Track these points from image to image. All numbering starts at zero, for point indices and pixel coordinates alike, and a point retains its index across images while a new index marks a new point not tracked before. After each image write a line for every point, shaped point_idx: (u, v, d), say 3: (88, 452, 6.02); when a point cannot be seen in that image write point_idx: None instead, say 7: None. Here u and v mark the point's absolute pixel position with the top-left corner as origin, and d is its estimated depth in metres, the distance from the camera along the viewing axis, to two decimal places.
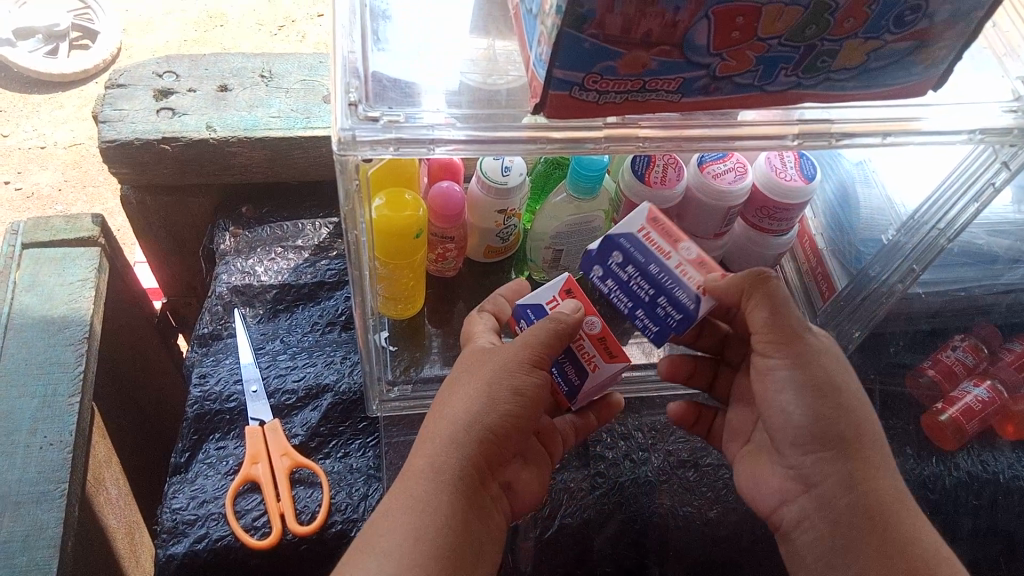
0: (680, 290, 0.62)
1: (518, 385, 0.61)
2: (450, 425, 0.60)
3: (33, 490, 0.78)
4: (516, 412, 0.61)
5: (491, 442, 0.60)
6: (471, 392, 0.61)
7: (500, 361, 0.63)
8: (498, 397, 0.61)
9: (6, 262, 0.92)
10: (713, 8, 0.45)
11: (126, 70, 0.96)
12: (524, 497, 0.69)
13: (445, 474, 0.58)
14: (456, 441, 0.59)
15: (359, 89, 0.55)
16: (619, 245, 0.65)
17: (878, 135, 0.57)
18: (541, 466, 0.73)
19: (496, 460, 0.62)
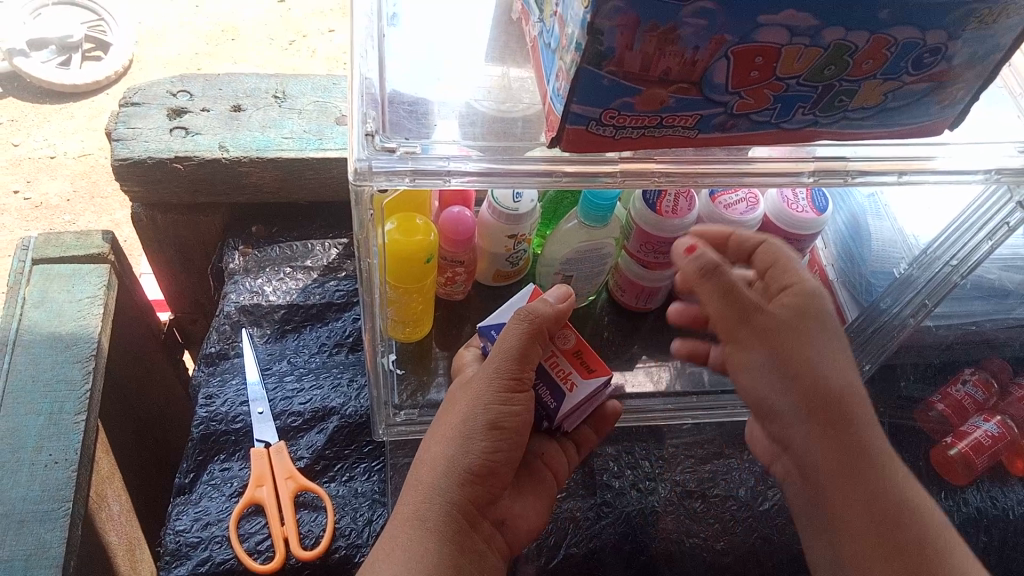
0: (549, 387, 0.68)
1: (493, 421, 0.64)
2: (433, 468, 0.63)
3: (38, 508, 0.77)
4: (492, 450, 0.64)
5: (474, 484, 0.64)
6: (452, 430, 0.64)
7: (476, 394, 0.65)
8: (475, 436, 0.64)
9: (16, 278, 0.92)
10: (732, 48, 0.45)
11: (140, 88, 0.96)
12: (520, 528, 0.72)
13: (431, 520, 0.61)
14: (438, 484, 0.62)
15: (376, 119, 0.55)
16: (492, 336, 0.70)
17: (893, 174, 0.57)
18: (539, 496, 0.75)
19: (483, 499, 0.65)
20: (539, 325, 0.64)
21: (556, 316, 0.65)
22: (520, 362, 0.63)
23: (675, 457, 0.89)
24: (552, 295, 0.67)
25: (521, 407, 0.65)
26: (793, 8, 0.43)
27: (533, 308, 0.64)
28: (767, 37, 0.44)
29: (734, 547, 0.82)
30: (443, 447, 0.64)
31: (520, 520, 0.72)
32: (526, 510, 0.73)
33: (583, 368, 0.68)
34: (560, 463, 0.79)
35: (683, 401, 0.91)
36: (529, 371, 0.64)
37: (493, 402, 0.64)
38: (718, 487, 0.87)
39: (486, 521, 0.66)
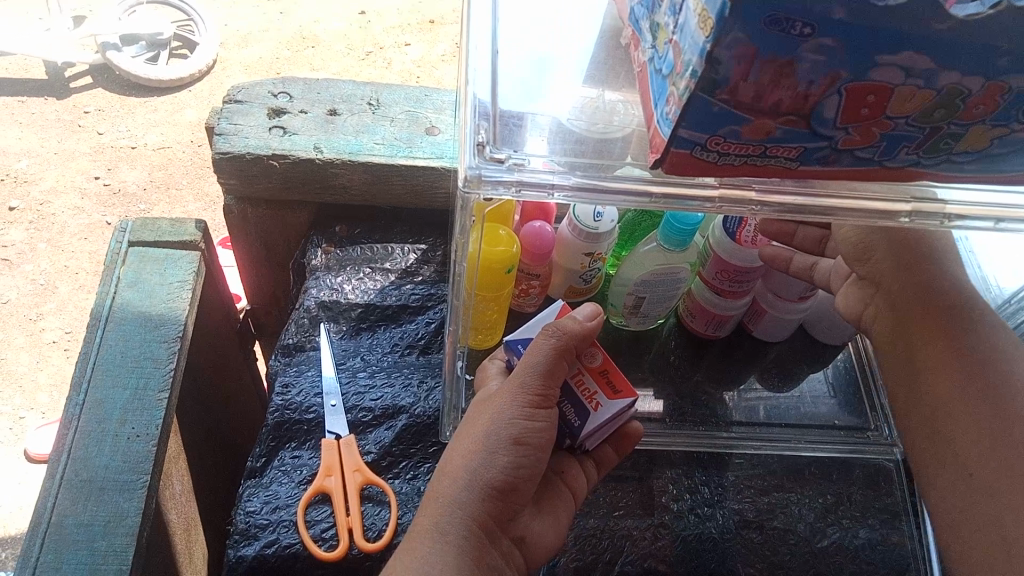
0: (575, 406, 0.71)
1: (516, 436, 0.65)
2: (453, 480, 0.64)
3: (118, 478, 0.81)
4: (515, 463, 0.64)
5: (497, 499, 0.64)
6: (475, 443, 0.65)
7: (501, 409, 0.66)
8: (498, 449, 0.64)
9: (112, 258, 0.97)
10: (847, 85, 0.46)
11: (244, 87, 1.01)
12: (542, 547, 0.70)
13: (452, 533, 0.62)
14: (466, 494, 0.63)
15: (488, 131, 0.58)
16: (518, 350, 0.73)
17: (991, 219, 0.57)
18: (559, 515, 0.73)
19: (503, 516, 0.65)
20: (566, 340, 0.67)
21: (584, 333, 0.68)
22: (547, 378, 0.66)
23: (735, 486, 0.88)
24: (580, 313, 0.70)
25: (545, 423, 0.66)
26: (912, 50, 0.44)
27: (561, 325, 0.68)
28: (882, 77, 0.45)
29: None
30: (466, 461, 0.65)
31: (540, 538, 0.70)
32: (545, 528, 0.71)
33: (608, 384, 0.71)
34: (583, 485, 0.76)
35: (743, 431, 0.91)
36: (553, 388, 0.67)
37: (516, 418, 0.65)
38: (777, 519, 0.86)
39: (506, 538, 0.66)
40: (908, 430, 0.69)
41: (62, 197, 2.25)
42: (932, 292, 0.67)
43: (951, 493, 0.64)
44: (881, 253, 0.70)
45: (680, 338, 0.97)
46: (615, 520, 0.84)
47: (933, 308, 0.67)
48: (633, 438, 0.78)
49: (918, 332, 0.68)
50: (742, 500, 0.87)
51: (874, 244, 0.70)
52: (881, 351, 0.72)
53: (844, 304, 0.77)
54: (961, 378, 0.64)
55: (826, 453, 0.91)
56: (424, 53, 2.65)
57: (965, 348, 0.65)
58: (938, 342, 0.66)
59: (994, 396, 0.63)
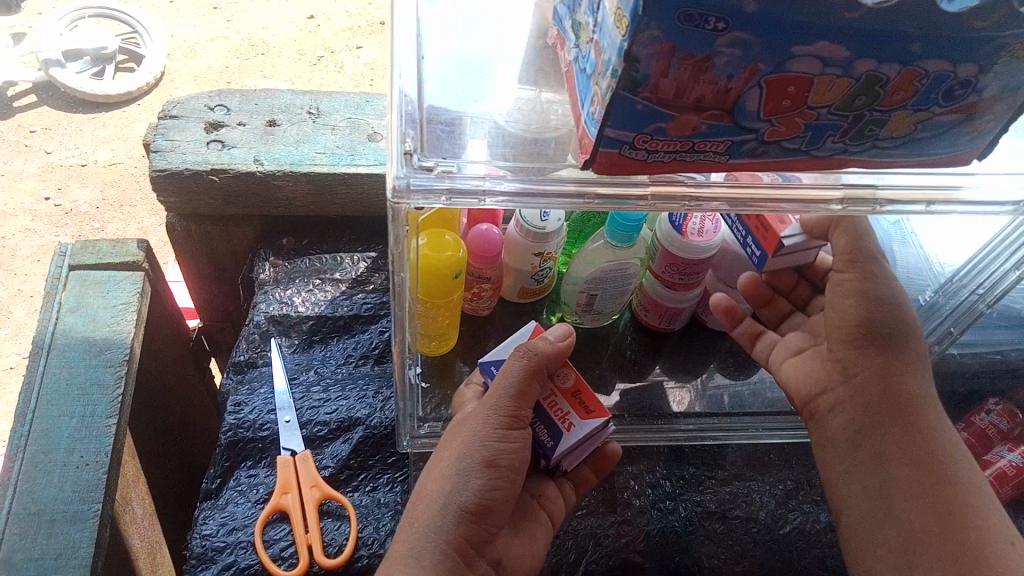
0: (548, 427, 0.70)
1: (488, 458, 0.64)
2: (428, 505, 0.64)
3: (68, 509, 0.79)
4: (488, 485, 0.64)
5: (472, 521, 0.63)
6: (449, 466, 0.65)
7: (472, 432, 0.65)
8: (471, 472, 0.64)
9: (53, 284, 0.95)
10: (766, 77, 0.46)
11: (179, 102, 0.99)
12: (520, 570, 0.69)
13: (426, 557, 0.61)
14: (435, 520, 0.63)
15: (415, 139, 0.57)
16: (491, 372, 0.72)
17: (921, 202, 0.58)
18: (536, 538, 0.73)
19: (480, 538, 0.64)
20: (541, 362, 0.66)
21: (555, 353, 0.67)
22: (519, 399, 0.65)
23: (695, 477, 0.90)
24: (551, 333, 0.69)
25: (518, 444, 0.66)
26: (826, 39, 0.44)
27: (532, 346, 0.66)
28: (800, 68, 0.46)
29: (754, 568, 0.83)
30: (440, 484, 0.64)
31: (516, 561, 0.69)
32: (522, 550, 0.70)
33: (582, 407, 0.70)
34: (559, 507, 0.76)
35: (703, 421, 0.91)
36: (525, 408, 0.66)
37: (487, 439, 0.65)
38: (739, 509, 0.87)
39: (482, 560, 0.65)
40: (865, 549, 0.65)
41: (12, 220, 2.20)
42: (910, 401, 0.68)
43: None
44: (874, 341, 0.70)
45: (636, 332, 0.96)
46: (578, 518, 0.84)
47: (896, 358, 0.69)
48: (612, 458, 0.78)
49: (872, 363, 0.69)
50: (704, 491, 0.88)
51: (870, 322, 0.70)
52: (844, 448, 0.69)
53: (808, 380, 0.75)
54: (935, 498, 0.63)
55: (784, 440, 0.93)
56: (376, 55, 2.63)
57: (944, 478, 0.64)
58: (912, 452, 0.65)
59: (967, 525, 0.61)
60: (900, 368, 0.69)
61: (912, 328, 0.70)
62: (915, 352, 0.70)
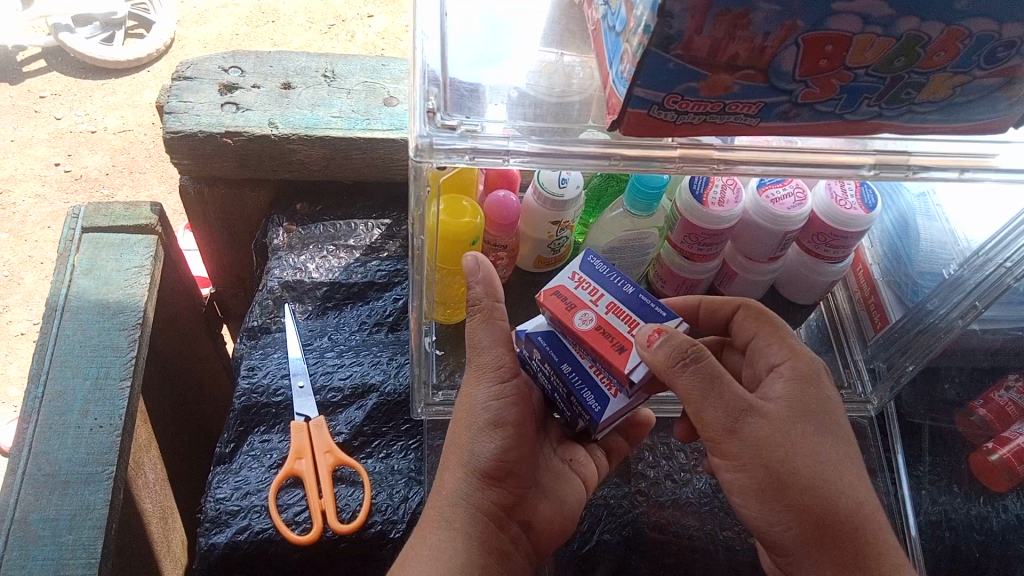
0: (593, 393, 0.63)
1: (493, 417, 0.65)
2: (450, 473, 0.66)
3: (82, 470, 0.79)
4: (500, 447, 0.65)
5: (491, 482, 0.66)
6: (462, 433, 0.67)
7: (476, 397, 0.67)
8: (481, 436, 0.65)
9: (65, 246, 0.94)
10: (804, 35, 0.45)
11: (193, 63, 0.98)
12: (548, 531, 0.69)
13: (458, 521, 0.64)
14: (459, 487, 0.65)
15: (438, 97, 0.56)
16: (539, 342, 0.66)
17: (955, 170, 0.57)
18: (566, 498, 0.71)
19: (509, 499, 0.66)
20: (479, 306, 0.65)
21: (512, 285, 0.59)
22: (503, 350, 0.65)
23: None
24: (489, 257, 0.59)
25: (517, 396, 0.66)
26: None
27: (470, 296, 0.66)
28: (839, 25, 0.44)
29: None
30: (457, 454, 0.66)
31: (551, 520, 0.69)
32: (552, 511, 0.70)
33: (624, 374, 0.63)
34: (592, 470, 0.75)
35: None
36: (509, 360, 0.66)
37: (492, 402, 0.66)
38: None
39: (514, 521, 0.67)
40: None
41: (22, 185, 2.19)
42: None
43: None
44: (796, 532, 0.61)
45: None
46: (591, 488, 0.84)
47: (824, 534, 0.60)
48: (646, 425, 0.80)
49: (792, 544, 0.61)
50: None
51: (788, 514, 0.61)
52: None
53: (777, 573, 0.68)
54: None
55: None
56: (387, 24, 2.59)
57: None
58: None
59: None
60: (840, 546, 0.60)
61: (824, 482, 0.61)
62: (847, 511, 0.61)
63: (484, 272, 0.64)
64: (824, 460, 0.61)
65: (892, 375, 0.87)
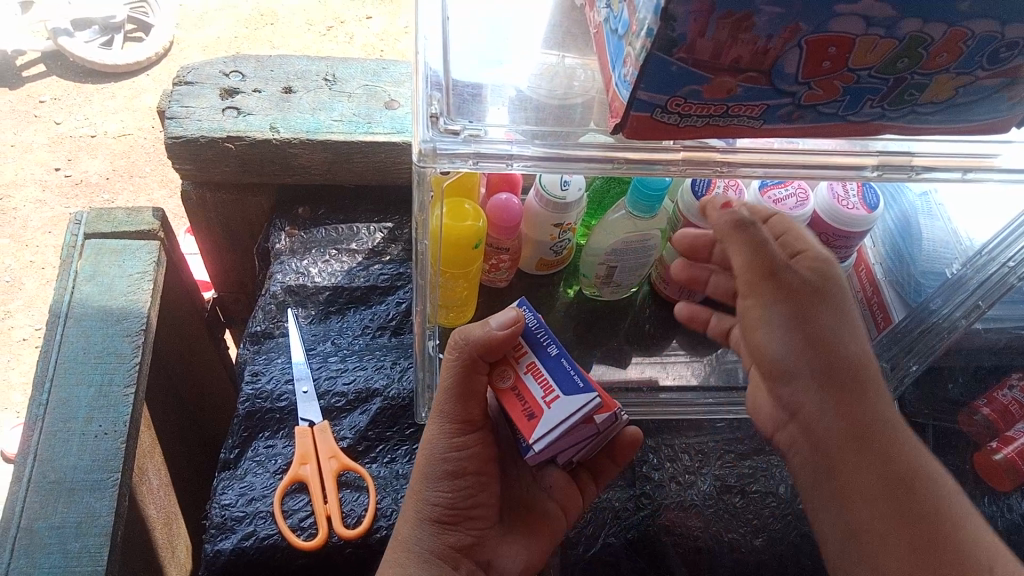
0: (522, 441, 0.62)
1: (450, 468, 0.67)
2: (406, 519, 0.68)
3: (88, 477, 0.79)
4: (453, 496, 0.67)
5: (446, 528, 0.67)
6: (418, 481, 0.68)
7: (430, 445, 0.68)
8: (436, 485, 0.67)
9: (68, 252, 0.94)
10: (807, 37, 0.45)
11: (194, 68, 0.98)
12: (516, 568, 0.70)
13: (412, 565, 0.65)
14: (416, 532, 0.67)
15: (441, 102, 0.56)
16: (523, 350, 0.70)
17: (958, 170, 0.57)
18: (537, 535, 0.72)
19: (463, 541, 0.68)
20: (468, 352, 0.62)
21: (486, 347, 0.61)
22: (462, 404, 0.66)
23: (714, 451, 0.89)
24: (493, 323, 0.62)
25: (474, 446, 0.68)
26: None
27: (465, 335, 0.62)
28: (842, 27, 0.44)
29: (773, 543, 0.82)
30: (414, 498, 0.68)
31: (512, 563, 0.70)
32: (518, 549, 0.71)
33: (590, 421, 0.61)
34: (569, 500, 0.75)
35: (722, 396, 0.90)
36: (475, 411, 0.67)
37: (446, 452, 0.67)
38: (758, 483, 0.87)
39: (472, 563, 0.68)
40: None
41: (22, 190, 2.19)
42: (908, 470, 0.57)
43: None
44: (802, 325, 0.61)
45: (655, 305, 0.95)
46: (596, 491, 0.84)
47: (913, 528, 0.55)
48: (633, 445, 0.76)
49: (828, 518, 0.60)
50: (723, 466, 0.88)
51: (801, 356, 0.61)
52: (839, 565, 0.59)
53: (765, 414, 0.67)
54: (913, 545, 0.55)
55: None
56: (386, 25, 2.60)
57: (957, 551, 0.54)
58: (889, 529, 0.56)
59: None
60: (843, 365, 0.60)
61: (836, 302, 0.62)
62: (864, 390, 0.60)
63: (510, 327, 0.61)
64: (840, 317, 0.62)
65: (896, 376, 0.87)
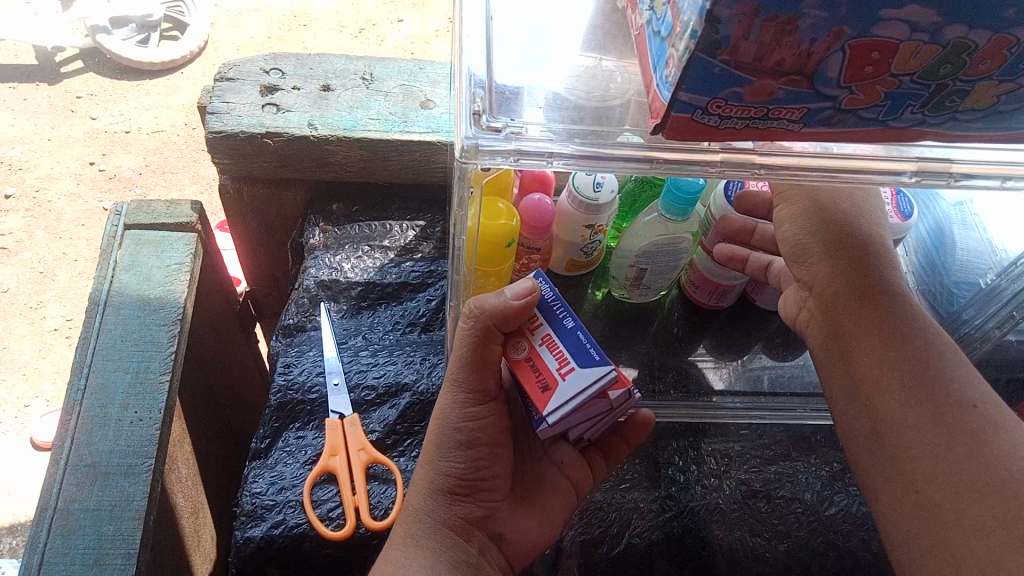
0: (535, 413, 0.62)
1: (464, 438, 0.67)
2: (417, 491, 0.68)
3: (122, 462, 0.81)
4: (466, 467, 0.67)
5: (459, 500, 0.67)
6: (430, 452, 0.68)
7: (444, 416, 0.68)
8: (450, 456, 0.67)
9: (108, 242, 0.96)
10: (851, 41, 0.45)
11: (235, 65, 1.00)
12: (525, 542, 0.70)
13: (425, 537, 0.65)
14: (428, 503, 0.67)
15: (484, 100, 0.57)
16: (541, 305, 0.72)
17: (997, 178, 0.57)
18: (549, 510, 0.72)
19: (475, 513, 0.67)
20: (484, 321, 0.63)
21: (502, 314, 0.62)
22: (477, 373, 0.66)
23: (740, 455, 0.88)
24: (509, 292, 0.63)
25: (488, 418, 0.68)
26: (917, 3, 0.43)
27: (482, 304, 0.63)
28: (886, 31, 0.44)
29: (798, 549, 0.82)
30: (426, 471, 0.68)
31: (522, 535, 0.70)
32: (528, 522, 0.71)
33: (602, 395, 0.62)
34: (581, 477, 0.75)
35: (744, 400, 0.92)
36: (489, 382, 0.67)
37: (460, 422, 0.67)
38: (784, 489, 0.86)
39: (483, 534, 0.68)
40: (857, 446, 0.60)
41: (58, 184, 2.24)
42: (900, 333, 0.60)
43: (895, 506, 0.55)
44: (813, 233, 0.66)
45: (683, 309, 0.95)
46: (621, 491, 0.84)
47: (952, 440, 0.54)
48: (645, 425, 0.77)
49: (835, 379, 0.64)
50: (749, 470, 0.87)
51: (807, 245, 0.66)
52: (848, 435, 0.61)
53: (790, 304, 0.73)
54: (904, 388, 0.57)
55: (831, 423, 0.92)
56: (417, 28, 2.62)
57: (941, 383, 0.57)
58: (882, 336, 0.60)
59: (937, 401, 0.56)
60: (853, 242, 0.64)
61: (853, 204, 0.66)
62: (868, 251, 0.64)
63: (524, 297, 0.63)
64: (861, 209, 0.67)
65: None
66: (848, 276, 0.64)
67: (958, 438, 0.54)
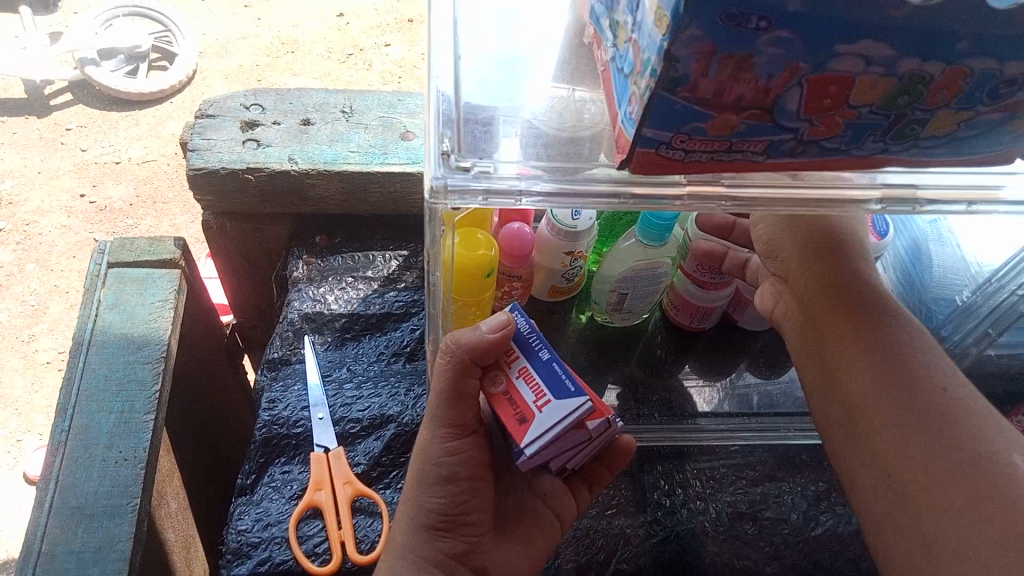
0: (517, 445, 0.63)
1: (444, 472, 0.67)
2: (400, 527, 0.68)
3: (107, 503, 0.80)
4: (447, 501, 0.67)
5: (442, 533, 0.67)
6: (412, 487, 0.69)
7: (424, 451, 0.68)
8: (431, 491, 0.67)
9: (92, 281, 0.97)
10: (808, 76, 0.46)
11: (215, 101, 1.00)
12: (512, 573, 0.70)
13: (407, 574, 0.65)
14: (410, 539, 0.67)
15: (452, 139, 0.57)
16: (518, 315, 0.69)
17: (963, 203, 0.57)
18: (533, 540, 0.73)
19: (458, 546, 0.68)
20: (459, 356, 0.63)
21: (477, 350, 0.62)
22: (455, 406, 0.66)
23: (726, 477, 0.88)
24: (484, 327, 0.63)
25: (467, 452, 0.68)
26: (870, 38, 0.44)
27: (458, 339, 0.63)
28: (842, 66, 0.45)
29: (786, 570, 0.82)
30: (409, 507, 0.68)
31: (508, 565, 0.70)
32: (512, 554, 0.71)
33: (580, 425, 0.62)
34: (566, 507, 0.75)
35: (729, 422, 0.92)
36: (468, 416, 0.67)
37: (440, 456, 0.67)
38: (770, 510, 0.86)
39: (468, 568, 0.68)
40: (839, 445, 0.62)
41: (48, 217, 2.24)
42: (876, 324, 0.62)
43: (875, 496, 0.57)
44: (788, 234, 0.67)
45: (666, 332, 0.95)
46: (608, 518, 0.84)
47: (926, 427, 0.56)
48: (627, 453, 0.77)
49: (813, 376, 0.65)
50: (735, 491, 0.87)
51: (778, 243, 0.68)
52: (830, 430, 0.63)
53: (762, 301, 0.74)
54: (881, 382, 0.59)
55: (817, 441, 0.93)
56: (404, 52, 2.64)
57: (919, 374, 0.58)
58: (855, 336, 0.62)
59: (917, 393, 0.57)
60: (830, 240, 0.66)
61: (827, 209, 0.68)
62: (843, 246, 0.66)
63: (500, 331, 0.63)
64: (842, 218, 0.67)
65: None
66: (819, 270, 0.65)
67: (941, 427, 0.56)
